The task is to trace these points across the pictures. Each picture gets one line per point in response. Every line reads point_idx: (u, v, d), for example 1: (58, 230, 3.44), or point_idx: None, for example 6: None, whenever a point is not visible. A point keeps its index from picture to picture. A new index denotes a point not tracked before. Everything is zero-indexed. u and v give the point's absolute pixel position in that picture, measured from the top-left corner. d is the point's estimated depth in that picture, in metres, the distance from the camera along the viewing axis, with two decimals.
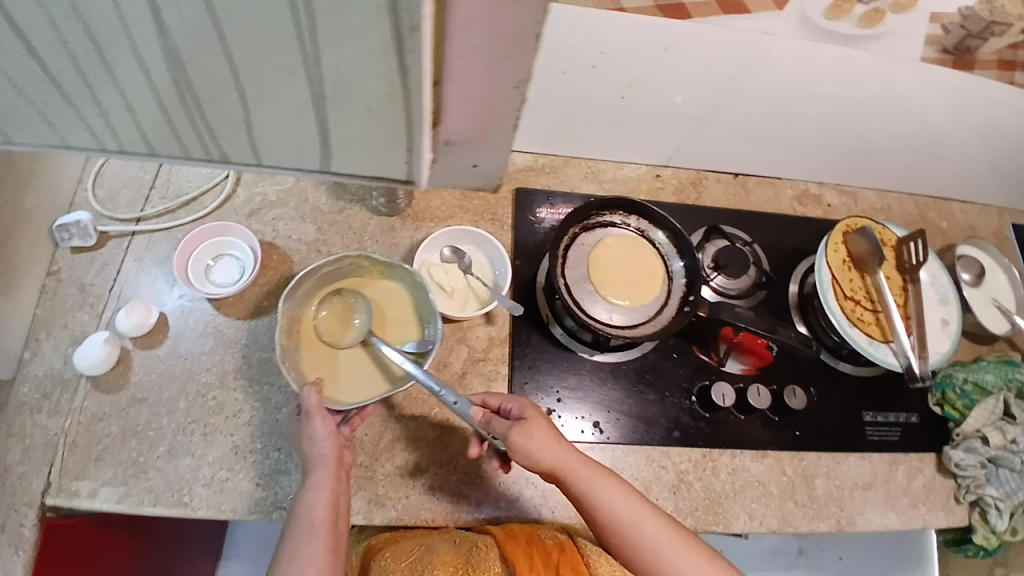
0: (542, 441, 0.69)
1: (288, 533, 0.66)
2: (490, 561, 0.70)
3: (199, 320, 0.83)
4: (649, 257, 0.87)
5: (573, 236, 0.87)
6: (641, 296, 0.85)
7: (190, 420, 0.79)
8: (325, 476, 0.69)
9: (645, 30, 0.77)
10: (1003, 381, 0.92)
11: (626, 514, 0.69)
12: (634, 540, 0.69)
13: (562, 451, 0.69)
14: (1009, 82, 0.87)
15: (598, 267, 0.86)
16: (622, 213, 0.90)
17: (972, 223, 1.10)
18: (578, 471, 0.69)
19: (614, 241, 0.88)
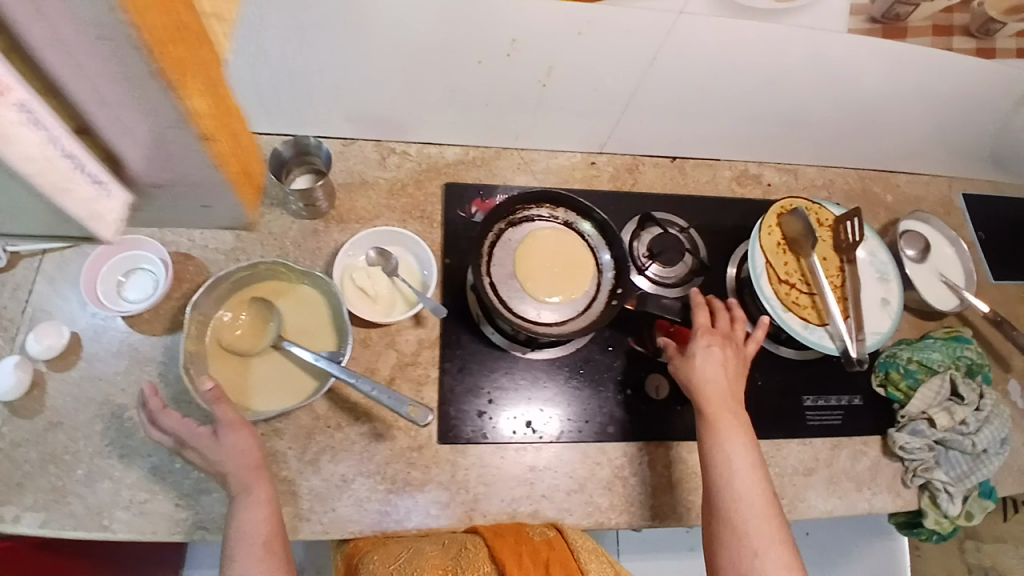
0: (721, 365, 0.76)
1: (235, 548, 0.64)
2: (480, 561, 0.64)
3: (114, 339, 0.81)
4: (579, 249, 0.85)
5: (499, 232, 0.84)
6: (571, 292, 0.83)
7: (107, 444, 0.77)
8: (260, 491, 0.68)
9: (555, 14, 0.72)
10: (951, 359, 0.91)
11: (729, 454, 0.70)
12: (725, 479, 0.69)
13: (729, 378, 0.76)
14: (947, 48, 0.83)
15: (526, 263, 0.83)
16: (549, 206, 0.87)
17: (917, 194, 1.09)
18: (726, 399, 0.74)
19: (543, 236, 0.85)
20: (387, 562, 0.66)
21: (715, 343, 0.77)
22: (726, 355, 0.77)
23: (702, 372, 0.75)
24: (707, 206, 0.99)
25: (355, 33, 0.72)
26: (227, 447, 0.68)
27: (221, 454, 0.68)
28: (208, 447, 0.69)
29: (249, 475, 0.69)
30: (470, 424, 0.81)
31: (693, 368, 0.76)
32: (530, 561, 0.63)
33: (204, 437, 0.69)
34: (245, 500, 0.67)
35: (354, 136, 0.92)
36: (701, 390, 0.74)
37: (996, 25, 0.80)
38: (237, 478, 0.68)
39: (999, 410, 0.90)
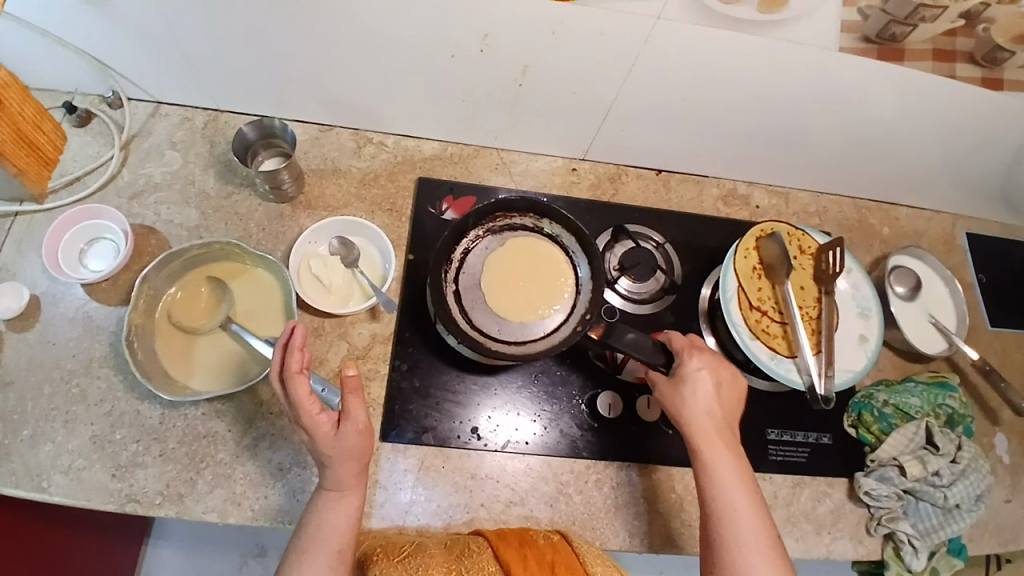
0: (715, 393, 0.70)
1: (309, 553, 0.63)
2: (484, 562, 0.64)
3: (70, 306, 0.80)
4: (560, 269, 0.79)
5: (473, 238, 0.80)
6: (539, 313, 0.77)
7: (54, 408, 0.76)
8: (354, 496, 0.67)
9: (527, 10, 0.70)
10: (930, 406, 0.86)
11: (731, 499, 0.66)
12: (727, 525, 0.65)
13: (722, 408, 0.70)
14: (948, 76, 0.77)
15: (495, 276, 0.78)
16: (532, 216, 0.81)
17: (917, 230, 1.04)
18: (720, 434, 0.69)
19: (519, 247, 0.79)
20: (392, 556, 0.66)
21: (708, 368, 0.70)
22: (720, 381, 0.70)
23: (695, 401, 0.69)
24: (688, 223, 0.97)
25: (325, 14, 0.72)
26: (343, 445, 0.63)
27: (339, 451, 0.63)
28: (326, 440, 0.63)
29: (350, 477, 0.66)
30: (414, 425, 0.79)
31: (685, 396, 0.69)
32: (534, 564, 0.63)
33: (325, 427, 0.63)
34: (333, 500, 0.66)
35: (332, 122, 0.92)
36: (695, 423, 0.69)
37: (1005, 53, 0.73)
38: (337, 477, 0.65)
39: (977, 465, 0.84)
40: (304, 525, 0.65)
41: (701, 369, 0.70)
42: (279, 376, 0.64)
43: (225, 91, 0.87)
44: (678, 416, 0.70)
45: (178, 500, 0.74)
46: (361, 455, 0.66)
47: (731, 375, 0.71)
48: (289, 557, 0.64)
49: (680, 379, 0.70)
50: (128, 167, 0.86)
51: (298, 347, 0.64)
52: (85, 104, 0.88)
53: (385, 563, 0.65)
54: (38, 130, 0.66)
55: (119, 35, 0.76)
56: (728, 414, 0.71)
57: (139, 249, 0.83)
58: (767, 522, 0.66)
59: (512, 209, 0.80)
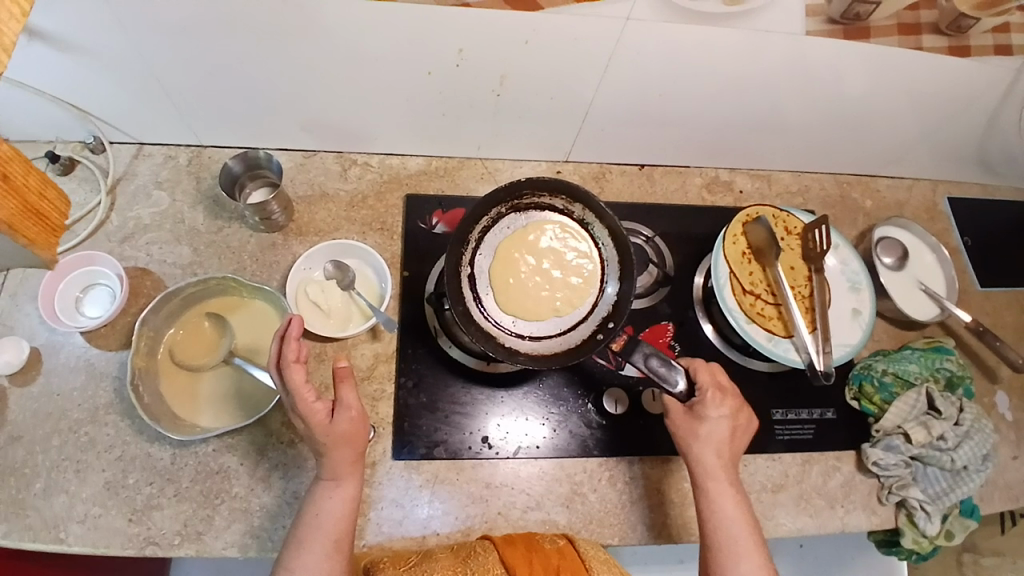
0: (727, 431, 0.71)
1: (306, 543, 0.64)
2: (491, 564, 0.64)
3: (71, 355, 0.80)
4: (586, 262, 0.80)
5: (496, 216, 0.80)
6: (553, 307, 0.78)
7: (64, 458, 0.76)
8: (350, 485, 0.68)
9: (497, 22, 0.71)
10: (929, 371, 0.88)
11: (734, 534, 0.67)
12: (729, 563, 0.66)
13: (732, 443, 0.71)
14: (916, 48, 0.79)
15: (516, 269, 0.79)
16: (566, 200, 0.81)
17: (899, 200, 1.06)
18: (726, 471, 0.70)
19: (551, 234, 0.81)
20: (399, 565, 0.68)
21: (723, 403, 0.71)
22: (734, 418, 0.71)
23: (706, 439, 0.70)
24: (676, 214, 0.98)
25: (299, 43, 0.73)
26: (336, 430, 0.64)
27: (332, 438, 0.64)
28: (319, 426, 0.64)
29: (346, 465, 0.67)
30: (425, 440, 0.80)
31: (697, 434, 0.70)
32: (540, 567, 0.63)
33: (318, 415, 0.64)
34: (330, 490, 0.67)
35: (315, 147, 0.93)
36: (703, 460, 0.70)
37: (969, 20, 0.75)
38: (332, 466, 0.66)
39: (980, 426, 0.85)
40: (301, 516, 0.66)
41: (716, 404, 0.70)
42: (275, 364, 0.64)
43: (207, 126, 0.87)
44: (689, 453, 0.70)
45: (197, 538, 0.74)
46: (356, 442, 0.67)
47: (745, 412, 0.72)
48: (287, 548, 0.65)
49: (694, 416, 0.71)
50: (115, 211, 0.87)
51: (293, 338, 0.64)
52: (68, 152, 0.88)
53: (392, 571, 0.67)
54: (41, 199, 0.46)
55: (97, 81, 0.77)
56: (736, 450, 0.72)
57: (134, 291, 0.83)
58: (765, 560, 0.67)
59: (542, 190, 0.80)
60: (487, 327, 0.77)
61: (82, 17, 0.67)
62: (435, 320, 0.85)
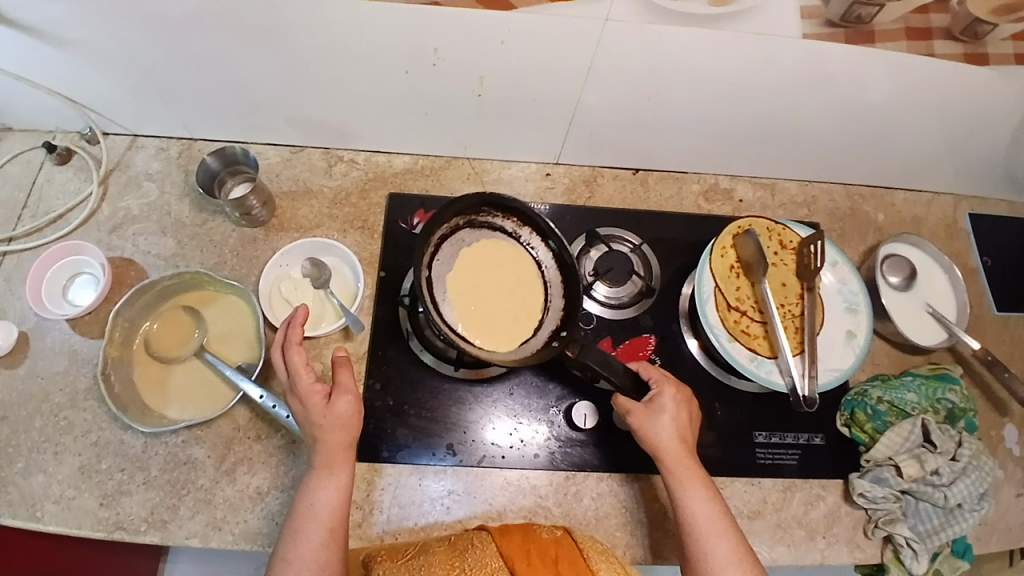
0: (678, 415, 0.71)
1: (302, 532, 0.63)
2: (489, 559, 0.61)
3: (56, 340, 0.81)
4: (533, 281, 0.80)
5: (453, 228, 0.79)
6: (507, 326, 0.77)
7: (44, 439, 0.77)
8: (343, 473, 0.67)
9: (471, 21, 0.69)
10: (928, 401, 0.82)
11: (703, 519, 0.67)
12: (700, 546, 0.66)
13: (685, 426, 0.71)
14: (928, 54, 0.72)
15: (465, 287, 0.77)
16: (514, 222, 0.81)
17: (915, 214, 1.00)
18: (688, 455, 0.70)
19: (501, 254, 0.80)
20: (396, 558, 0.67)
21: (665, 389, 0.72)
22: (680, 401, 0.72)
23: (663, 425, 0.70)
24: (667, 222, 0.95)
25: (275, 40, 0.72)
26: (334, 414, 0.66)
27: (329, 420, 0.66)
28: (319, 409, 0.66)
29: (340, 452, 0.66)
30: (389, 444, 0.79)
31: (652, 420, 0.70)
32: (539, 560, 0.60)
33: (317, 397, 0.66)
34: (323, 478, 0.66)
35: (303, 143, 0.93)
36: (662, 448, 0.70)
37: (986, 26, 0.68)
38: (327, 451, 0.66)
39: (979, 463, 0.80)
40: (296, 507, 0.65)
41: (658, 392, 0.72)
42: (281, 347, 0.70)
43: (196, 120, 0.88)
44: (648, 442, 0.70)
45: (162, 526, 0.74)
46: (353, 429, 0.68)
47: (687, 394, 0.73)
48: (283, 540, 0.64)
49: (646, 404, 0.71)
50: (106, 201, 0.89)
51: (299, 324, 0.70)
52: (66, 142, 0.91)
53: (389, 564, 0.65)
54: None
55: (88, 74, 0.78)
56: (693, 434, 0.72)
57: (119, 281, 0.85)
58: (739, 539, 0.67)
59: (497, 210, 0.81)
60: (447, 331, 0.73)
61: (62, 11, 0.68)
62: (408, 322, 0.85)
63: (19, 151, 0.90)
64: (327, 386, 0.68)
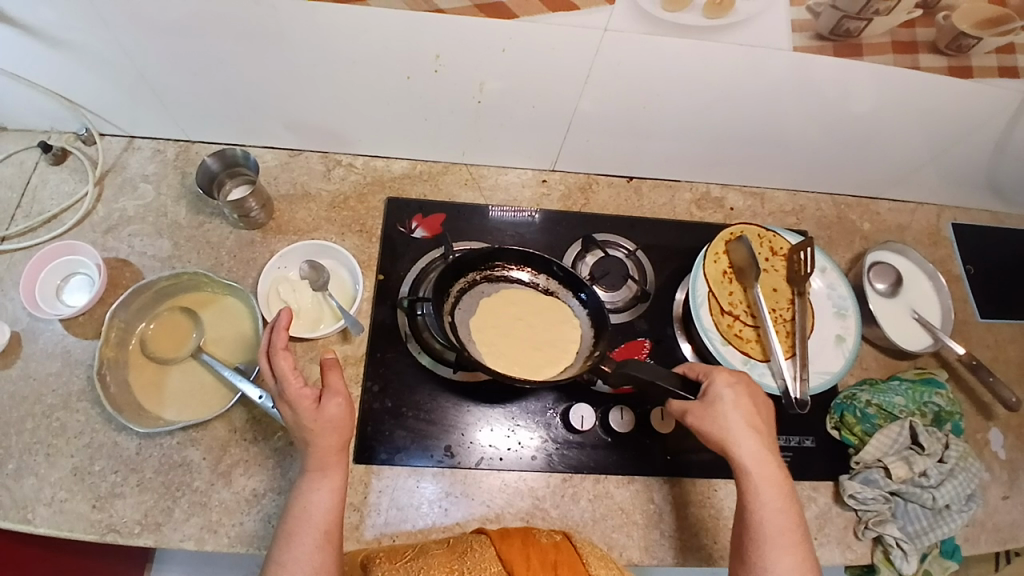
0: (747, 411, 0.68)
1: (296, 534, 0.62)
2: (488, 562, 0.62)
3: (50, 341, 0.81)
4: (559, 315, 0.83)
5: (469, 283, 0.84)
6: (545, 355, 0.80)
7: (36, 441, 0.76)
8: (335, 475, 0.65)
9: (472, 28, 0.71)
10: (915, 405, 0.84)
11: (769, 523, 0.64)
12: (768, 554, 0.63)
13: (759, 422, 0.68)
14: (913, 67, 0.75)
15: (493, 327, 0.81)
16: (531, 273, 0.86)
17: (899, 223, 1.03)
18: (763, 455, 0.67)
19: (522, 297, 0.84)
20: (395, 559, 0.66)
21: (731, 383, 0.69)
22: (747, 395, 0.69)
23: (734, 421, 0.67)
24: (660, 228, 0.97)
25: (276, 44, 0.73)
26: (324, 417, 0.64)
27: (320, 424, 0.64)
28: (307, 414, 0.64)
29: (331, 454, 0.65)
30: (387, 446, 0.79)
31: (722, 416, 0.68)
32: (537, 564, 0.60)
33: (306, 401, 0.64)
34: (317, 480, 0.64)
35: (301, 146, 0.93)
36: (730, 442, 0.67)
37: (971, 39, 0.71)
38: (319, 453, 0.64)
39: (966, 465, 0.82)
40: (289, 509, 0.64)
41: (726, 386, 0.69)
42: (266, 353, 0.67)
43: (194, 122, 0.88)
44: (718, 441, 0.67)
45: (156, 529, 0.73)
46: (344, 431, 0.66)
47: (754, 388, 0.71)
48: (277, 543, 0.62)
49: (713, 400, 0.68)
50: (101, 202, 0.88)
51: (283, 328, 0.67)
52: (61, 143, 0.90)
53: (389, 566, 0.65)
54: None
55: (85, 74, 0.78)
56: (764, 432, 0.69)
57: (113, 282, 0.84)
58: (807, 549, 0.64)
59: (509, 261, 0.86)
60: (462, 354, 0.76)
61: (64, 10, 0.68)
62: (407, 325, 0.86)
63: (14, 152, 0.89)
64: (315, 390, 0.66)
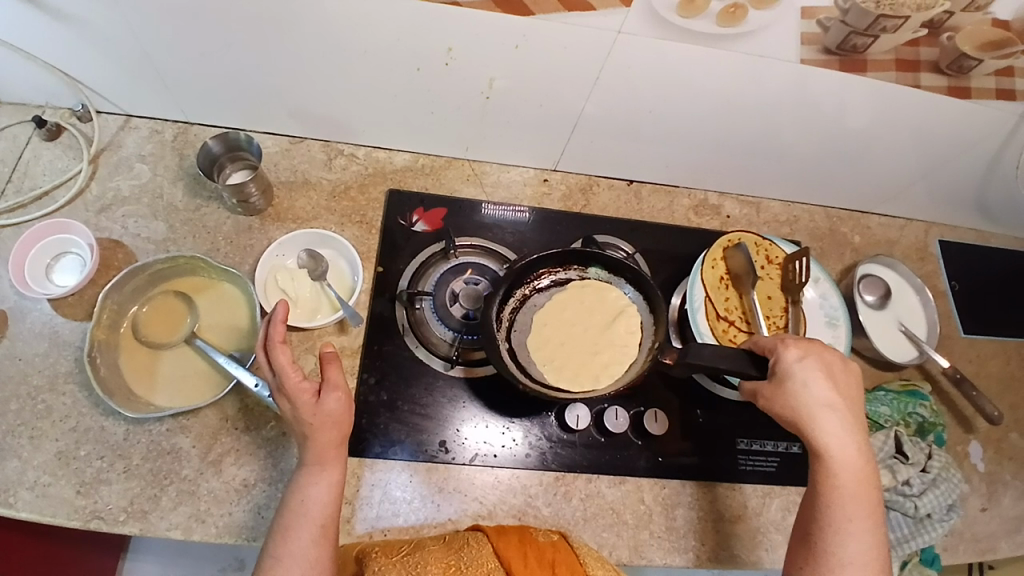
0: (828, 389, 0.65)
1: (293, 529, 0.61)
2: (485, 558, 0.62)
3: (37, 321, 0.78)
4: (614, 305, 0.77)
5: (521, 298, 0.78)
6: (606, 355, 0.75)
7: (19, 423, 0.74)
8: (334, 470, 0.65)
9: (485, 23, 0.70)
10: (900, 415, 0.87)
11: (843, 506, 0.63)
12: (836, 537, 0.63)
13: (840, 402, 0.65)
14: (914, 85, 0.76)
15: (551, 341, 0.75)
16: (578, 268, 0.81)
17: (889, 238, 1.06)
18: (842, 436, 0.64)
19: (575, 295, 0.78)
20: (390, 554, 0.66)
21: (811, 357, 0.66)
22: (829, 369, 0.66)
23: (811, 398, 0.65)
24: (659, 232, 0.98)
25: (285, 29, 0.72)
26: (324, 412, 0.63)
27: (319, 419, 0.63)
28: (307, 409, 0.63)
29: (330, 448, 0.64)
30: (382, 439, 0.79)
31: (797, 394, 0.65)
32: (534, 564, 0.61)
33: (306, 396, 0.63)
34: (315, 475, 0.64)
35: (303, 134, 0.92)
36: (806, 422, 0.65)
37: (971, 61, 0.72)
38: (317, 448, 0.64)
39: (947, 475, 0.84)
40: (286, 502, 0.64)
41: (802, 361, 0.66)
42: (264, 346, 0.65)
43: (195, 104, 0.87)
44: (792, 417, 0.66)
45: (141, 517, 0.72)
46: (343, 425, 0.65)
47: (840, 358, 0.67)
48: (272, 536, 0.62)
49: (784, 377, 0.66)
50: (95, 181, 0.86)
51: (281, 321, 0.65)
52: (56, 118, 0.88)
53: (384, 561, 0.64)
54: None
55: (85, 49, 0.76)
56: (848, 412, 0.66)
57: (105, 263, 0.82)
58: (880, 536, 0.63)
59: (551, 265, 0.80)
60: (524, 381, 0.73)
61: None
62: (405, 319, 0.85)
63: (6, 125, 0.87)
64: (315, 383, 0.65)
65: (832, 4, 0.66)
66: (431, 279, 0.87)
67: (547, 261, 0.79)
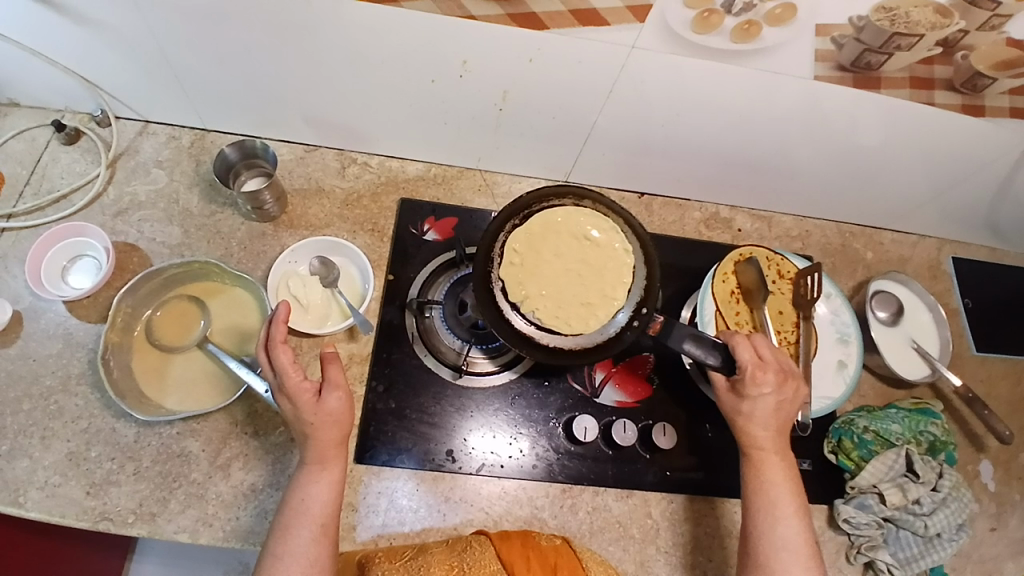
0: (774, 414, 0.69)
1: (293, 528, 0.61)
2: (487, 560, 0.62)
3: (51, 322, 0.79)
4: (603, 242, 0.73)
5: (510, 230, 0.73)
6: (594, 297, 0.70)
7: (31, 423, 0.74)
8: (335, 469, 0.65)
9: (500, 36, 0.71)
10: (912, 433, 0.86)
11: (775, 497, 0.67)
12: (768, 523, 0.66)
13: (782, 416, 0.69)
14: (928, 103, 0.76)
15: (539, 282, 0.70)
16: (573, 198, 0.75)
17: (901, 254, 1.06)
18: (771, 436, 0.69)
19: (564, 230, 0.73)
20: (394, 559, 0.66)
21: (773, 376, 0.68)
22: (782, 398, 0.68)
23: (757, 420, 0.68)
24: (668, 245, 0.98)
25: (301, 38, 0.73)
26: (324, 410, 0.63)
27: (319, 417, 0.63)
28: (308, 407, 0.63)
29: (331, 448, 0.64)
30: (388, 447, 0.79)
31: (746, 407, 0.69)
32: (538, 566, 0.61)
33: (306, 395, 0.63)
34: (316, 474, 0.64)
35: (318, 143, 0.94)
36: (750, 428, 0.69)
37: (986, 80, 0.72)
38: (320, 447, 0.64)
39: (958, 494, 0.83)
40: (286, 500, 0.64)
41: (761, 378, 0.68)
42: (265, 346, 0.66)
43: (213, 111, 0.88)
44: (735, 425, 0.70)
45: (150, 519, 0.72)
46: (343, 425, 0.65)
47: (795, 390, 0.69)
48: (272, 536, 0.62)
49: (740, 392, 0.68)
50: (112, 185, 0.88)
51: (282, 321, 0.65)
52: (75, 122, 0.90)
53: (389, 565, 0.64)
54: None
55: (107, 56, 0.77)
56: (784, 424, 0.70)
57: (121, 266, 0.83)
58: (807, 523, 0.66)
59: (547, 198, 0.75)
60: (518, 325, 0.70)
61: None
62: (414, 328, 0.86)
63: (26, 128, 0.88)
64: (315, 382, 0.65)
65: (847, 22, 0.65)
66: (441, 289, 0.88)
67: (541, 194, 0.75)
